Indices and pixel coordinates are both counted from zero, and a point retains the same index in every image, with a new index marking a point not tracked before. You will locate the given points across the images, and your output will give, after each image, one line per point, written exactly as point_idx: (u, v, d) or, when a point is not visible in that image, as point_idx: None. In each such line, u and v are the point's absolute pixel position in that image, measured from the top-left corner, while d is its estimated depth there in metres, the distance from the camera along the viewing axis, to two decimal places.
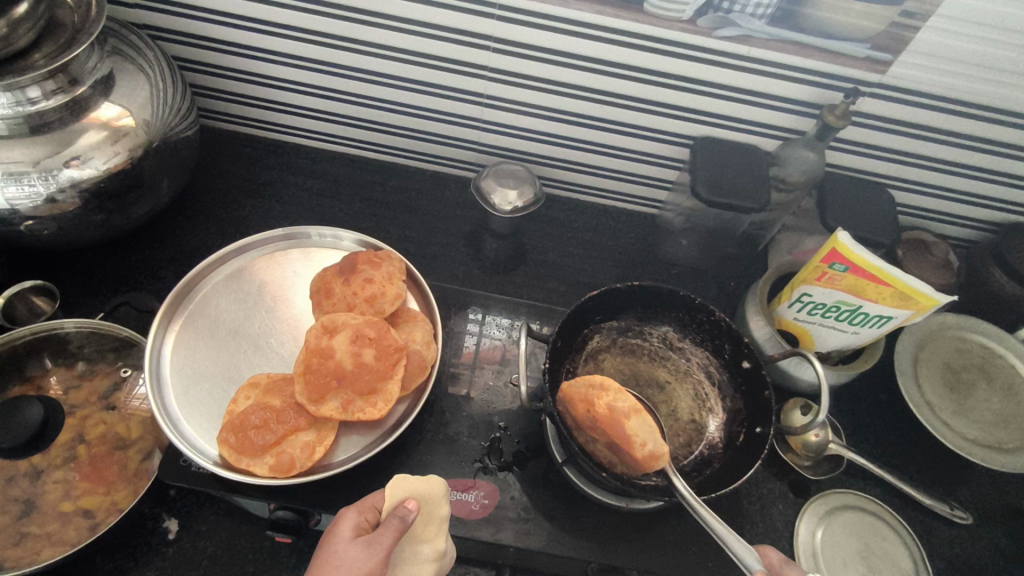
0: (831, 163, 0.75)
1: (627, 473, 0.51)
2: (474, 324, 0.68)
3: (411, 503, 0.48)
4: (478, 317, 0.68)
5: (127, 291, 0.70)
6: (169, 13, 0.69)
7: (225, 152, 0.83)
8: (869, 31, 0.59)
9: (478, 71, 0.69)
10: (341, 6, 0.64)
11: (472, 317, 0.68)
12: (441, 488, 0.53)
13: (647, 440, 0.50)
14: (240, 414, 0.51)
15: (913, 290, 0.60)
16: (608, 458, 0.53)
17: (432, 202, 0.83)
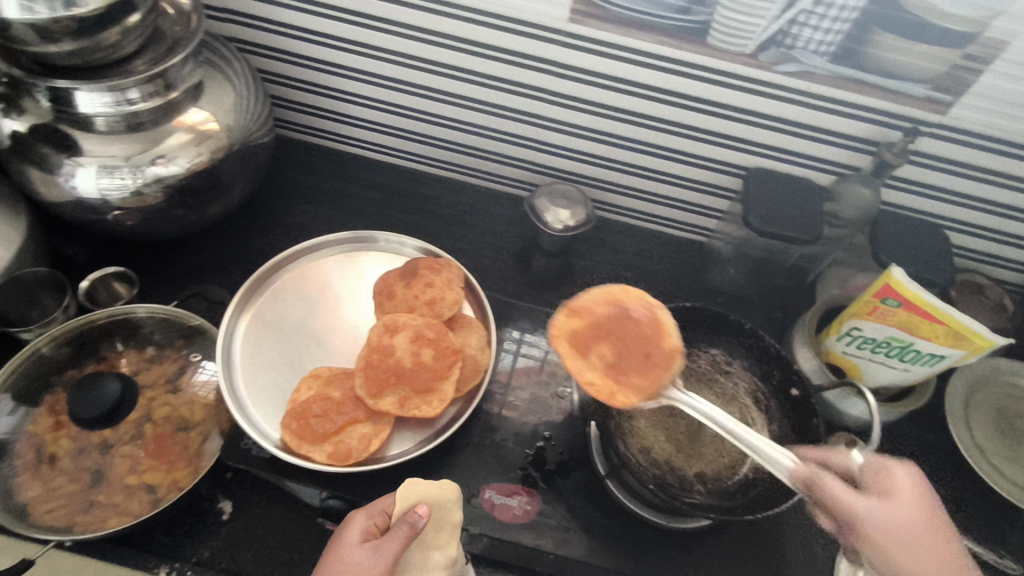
0: (886, 201, 0.75)
1: (632, 389, 0.54)
2: (521, 338, 0.69)
3: (421, 510, 0.49)
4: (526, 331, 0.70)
5: (197, 283, 0.75)
6: (259, 29, 0.74)
7: (294, 159, 0.87)
8: (931, 72, 0.60)
9: (541, 94, 0.73)
10: (420, 29, 0.69)
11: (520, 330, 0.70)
12: (454, 494, 0.53)
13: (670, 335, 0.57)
14: (304, 403, 0.54)
15: (967, 329, 0.61)
16: (604, 389, 0.54)
17: (485, 218, 0.86)
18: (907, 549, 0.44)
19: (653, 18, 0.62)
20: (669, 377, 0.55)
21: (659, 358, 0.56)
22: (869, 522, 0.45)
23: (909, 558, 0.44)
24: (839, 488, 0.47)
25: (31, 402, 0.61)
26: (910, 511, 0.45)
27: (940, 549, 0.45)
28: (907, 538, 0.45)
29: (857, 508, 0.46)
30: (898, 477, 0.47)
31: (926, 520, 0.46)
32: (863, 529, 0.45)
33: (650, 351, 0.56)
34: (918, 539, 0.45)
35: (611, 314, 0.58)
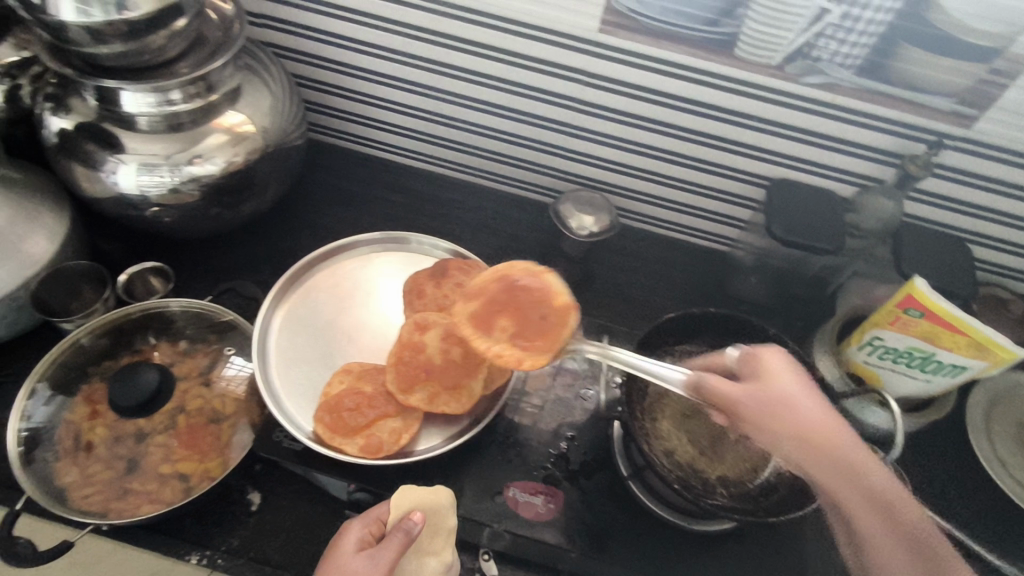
0: (908, 213, 0.76)
1: (542, 351, 0.53)
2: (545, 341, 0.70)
3: (414, 517, 0.49)
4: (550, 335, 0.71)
5: (229, 280, 0.76)
6: (296, 36, 0.76)
7: (324, 162, 0.89)
8: (956, 86, 0.61)
9: (568, 103, 0.74)
10: (453, 37, 0.71)
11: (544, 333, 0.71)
12: (445, 500, 0.54)
13: (562, 292, 0.56)
14: (336, 396, 0.56)
15: (989, 340, 0.62)
16: (513, 357, 0.52)
17: (510, 223, 0.87)
18: (792, 415, 0.51)
19: (682, 30, 0.63)
20: (571, 332, 0.54)
21: (556, 316, 0.55)
22: (750, 402, 0.52)
23: (796, 428, 0.50)
24: (720, 385, 0.53)
25: (69, 390, 0.63)
26: (779, 381, 0.52)
27: (817, 406, 0.52)
28: (785, 410, 0.51)
29: (737, 397, 0.52)
30: (762, 360, 0.54)
31: (795, 385, 0.53)
32: (742, 411, 0.52)
33: (545, 311, 0.55)
34: (795, 408, 0.51)
35: (499, 288, 0.57)
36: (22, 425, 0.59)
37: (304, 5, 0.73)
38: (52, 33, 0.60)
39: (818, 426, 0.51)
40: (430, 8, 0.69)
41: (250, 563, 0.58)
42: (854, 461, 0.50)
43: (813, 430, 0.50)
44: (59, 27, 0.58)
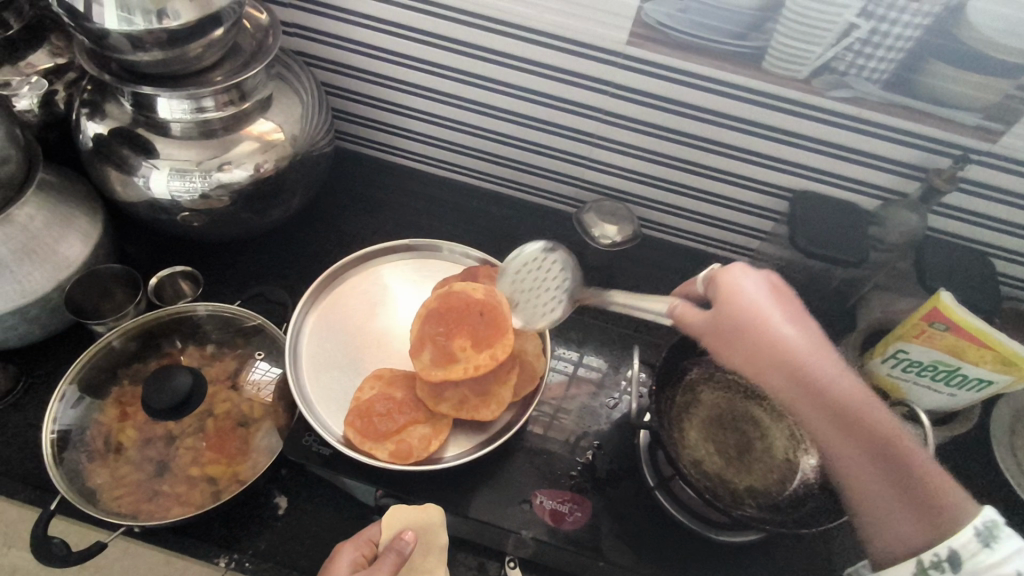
0: (931, 227, 0.76)
1: (503, 344, 0.56)
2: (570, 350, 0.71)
3: (408, 536, 0.52)
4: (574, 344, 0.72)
5: (256, 285, 0.77)
6: (326, 45, 0.78)
7: (348, 169, 0.90)
8: (983, 101, 0.61)
9: (593, 113, 0.75)
10: (482, 48, 0.72)
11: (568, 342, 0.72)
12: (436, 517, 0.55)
13: (475, 288, 0.59)
14: (367, 401, 0.56)
15: (1016, 356, 0.61)
16: (485, 361, 0.55)
17: (532, 231, 0.88)
18: (761, 336, 0.49)
19: (710, 43, 0.64)
20: (508, 315, 0.57)
21: (495, 323, 0.56)
22: (718, 325, 0.50)
23: (765, 352, 0.49)
24: (687, 311, 0.52)
25: (100, 392, 0.63)
26: (750, 298, 0.50)
27: (789, 327, 0.50)
28: (757, 334, 0.49)
29: (705, 323, 0.51)
30: (730, 277, 0.51)
31: (768, 304, 0.50)
32: (713, 334, 0.51)
33: (479, 310, 0.57)
34: (762, 331, 0.49)
35: (421, 323, 0.58)
36: (52, 427, 0.60)
37: (336, 16, 0.74)
38: (94, 40, 0.61)
39: (791, 351, 0.49)
40: (461, 19, 0.70)
41: (278, 566, 0.59)
42: (838, 395, 0.48)
43: (782, 354, 0.49)
44: (102, 34, 0.60)
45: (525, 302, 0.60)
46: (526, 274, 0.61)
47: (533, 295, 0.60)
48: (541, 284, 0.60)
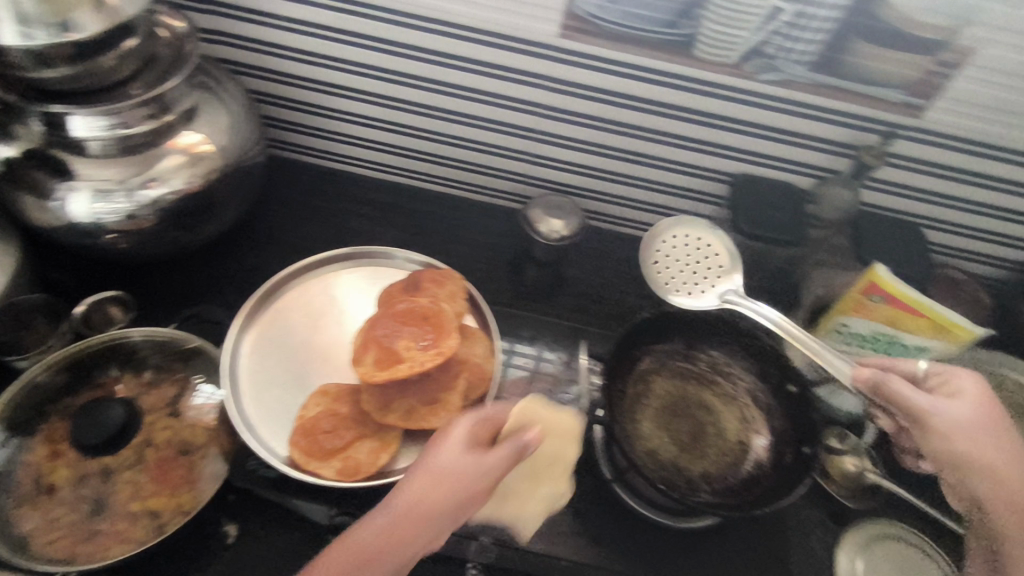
0: (865, 201, 0.78)
1: (452, 340, 0.55)
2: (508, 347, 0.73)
3: (530, 436, 0.50)
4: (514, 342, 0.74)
5: (193, 304, 0.74)
6: (252, 51, 0.75)
7: (284, 178, 0.87)
8: (905, 78, 0.63)
9: (532, 108, 0.74)
10: (416, 48, 0.70)
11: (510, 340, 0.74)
12: None
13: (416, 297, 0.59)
14: (312, 419, 0.55)
15: (951, 323, 0.65)
16: (437, 354, 0.54)
17: (479, 231, 0.87)
18: (962, 438, 0.57)
19: (642, 33, 0.64)
20: (451, 316, 0.57)
21: (439, 326, 0.56)
22: (926, 404, 0.58)
23: (969, 440, 0.56)
24: (896, 383, 0.59)
25: (27, 431, 0.60)
26: (961, 402, 0.58)
27: (999, 442, 0.56)
28: (966, 422, 0.57)
29: (914, 399, 0.58)
30: (957, 379, 0.59)
31: (978, 409, 0.57)
32: (917, 409, 0.58)
33: (422, 313, 0.57)
34: (970, 422, 0.57)
35: (362, 333, 0.57)
36: None
37: (261, 21, 0.71)
38: None
39: (993, 447, 0.56)
40: (393, 20, 0.68)
41: None
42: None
43: (986, 447, 0.56)
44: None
45: (671, 254, 0.77)
46: (701, 251, 0.76)
47: (680, 263, 0.77)
48: (700, 267, 0.76)
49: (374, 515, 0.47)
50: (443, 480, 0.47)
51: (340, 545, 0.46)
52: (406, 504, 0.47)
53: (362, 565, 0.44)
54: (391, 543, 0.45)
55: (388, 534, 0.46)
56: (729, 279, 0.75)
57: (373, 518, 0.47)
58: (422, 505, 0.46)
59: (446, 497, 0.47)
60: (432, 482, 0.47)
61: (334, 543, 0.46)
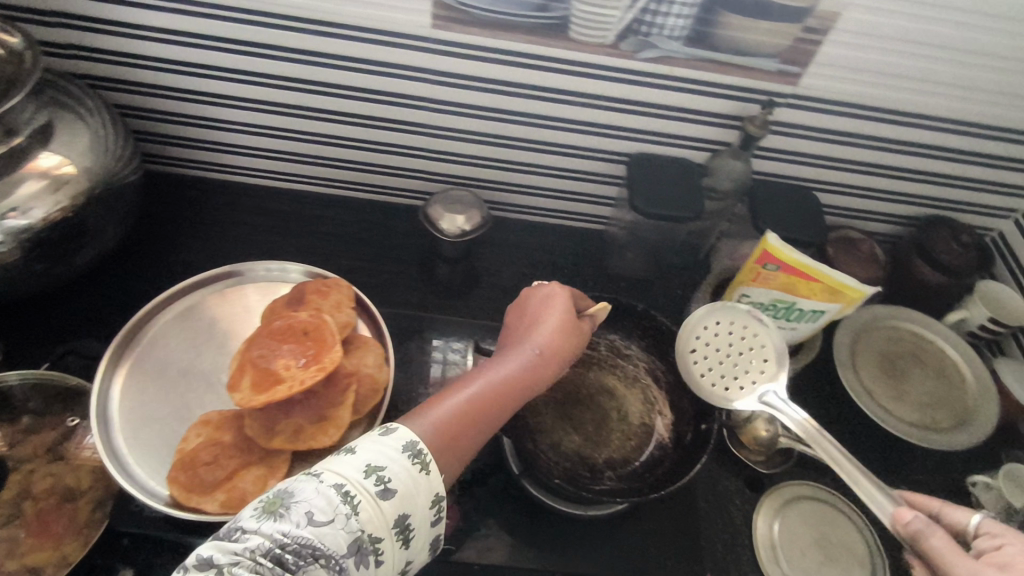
0: (758, 171, 0.79)
1: (334, 351, 0.53)
2: (439, 351, 0.73)
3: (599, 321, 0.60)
4: (442, 344, 0.73)
5: (74, 339, 0.69)
6: (110, 63, 0.70)
7: (170, 195, 0.82)
8: (776, 46, 0.63)
9: (418, 102, 0.72)
10: (287, 50, 0.67)
11: (437, 344, 0.73)
12: None
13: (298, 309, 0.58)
14: (192, 452, 0.52)
15: (841, 285, 0.64)
16: (318, 367, 0.52)
17: (382, 232, 0.85)
18: None
19: (513, 18, 0.62)
20: (334, 327, 0.55)
21: (320, 341, 0.54)
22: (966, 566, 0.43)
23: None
24: (939, 538, 0.45)
25: None
26: None
27: None
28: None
29: (954, 561, 0.44)
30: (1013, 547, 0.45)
31: None
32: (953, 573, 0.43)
33: (304, 328, 0.55)
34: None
35: (239, 355, 0.54)
36: None
37: (111, 30, 0.66)
38: None
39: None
40: (256, 21, 0.64)
41: None
42: None
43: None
44: None
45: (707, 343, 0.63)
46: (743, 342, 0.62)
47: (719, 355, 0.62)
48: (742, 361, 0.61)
49: (512, 356, 0.53)
50: (565, 337, 0.55)
51: (489, 381, 0.51)
52: (543, 350, 0.54)
53: (510, 396, 0.51)
54: (531, 379, 0.52)
55: (529, 374, 0.52)
56: (774, 379, 0.60)
57: (516, 357, 0.53)
58: (551, 353, 0.54)
59: (563, 353, 0.55)
60: (559, 337, 0.54)
61: (475, 380, 0.51)
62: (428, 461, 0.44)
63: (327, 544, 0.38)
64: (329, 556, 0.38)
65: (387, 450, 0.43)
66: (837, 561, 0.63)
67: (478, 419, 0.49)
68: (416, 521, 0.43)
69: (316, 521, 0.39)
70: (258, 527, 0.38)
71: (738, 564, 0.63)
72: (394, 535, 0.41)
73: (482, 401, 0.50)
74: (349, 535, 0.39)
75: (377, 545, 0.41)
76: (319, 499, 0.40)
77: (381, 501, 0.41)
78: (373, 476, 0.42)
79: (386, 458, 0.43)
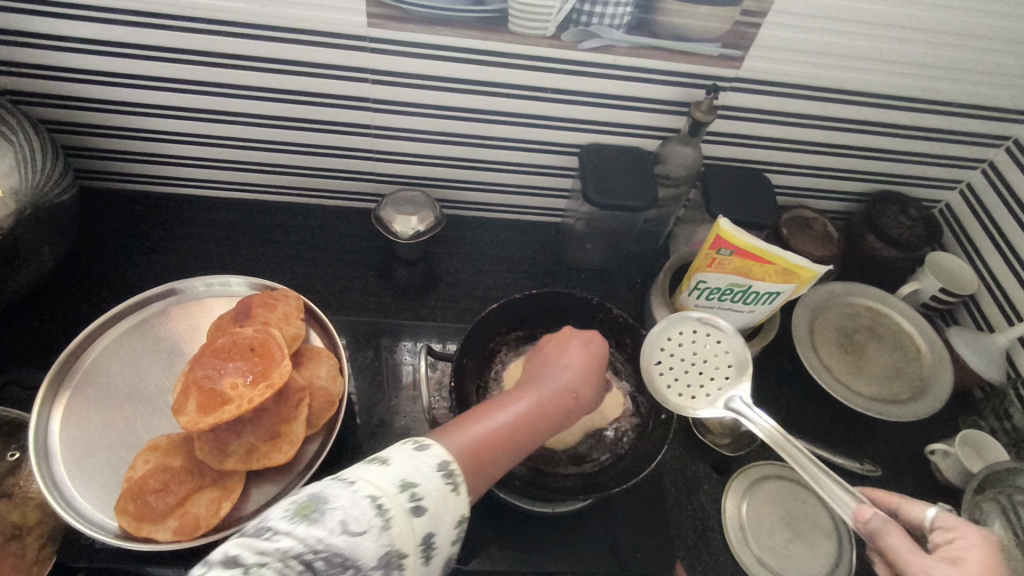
0: (709, 155, 0.79)
1: (283, 366, 0.52)
2: (410, 353, 0.72)
3: None
4: (410, 346, 0.73)
5: (12, 368, 0.66)
6: (31, 77, 0.66)
7: (110, 211, 0.79)
8: (717, 31, 0.63)
9: (361, 103, 0.70)
10: (218, 54, 0.64)
11: (406, 346, 0.73)
12: None
13: (247, 326, 0.56)
14: (138, 480, 0.50)
15: (795, 266, 0.64)
16: (268, 384, 0.50)
17: (336, 238, 0.83)
18: None
19: (451, 12, 0.61)
20: (281, 342, 0.54)
21: (268, 355, 0.53)
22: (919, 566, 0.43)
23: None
24: (896, 537, 0.45)
25: None
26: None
27: None
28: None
29: (913, 561, 0.44)
30: (965, 540, 0.45)
31: None
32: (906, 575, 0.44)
33: (252, 343, 0.53)
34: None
35: (186, 376, 0.52)
36: None
37: (30, 42, 0.63)
38: None
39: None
40: (182, 27, 0.62)
41: None
42: None
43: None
44: None
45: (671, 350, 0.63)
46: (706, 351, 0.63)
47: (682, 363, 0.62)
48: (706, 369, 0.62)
49: (543, 390, 0.53)
50: (594, 385, 0.56)
51: (532, 406, 0.51)
52: (573, 389, 0.54)
53: (540, 427, 0.51)
54: (560, 417, 0.52)
55: (566, 409, 0.53)
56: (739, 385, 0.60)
57: (547, 392, 0.53)
58: (579, 397, 0.54)
59: (589, 398, 0.55)
60: (588, 383, 0.56)
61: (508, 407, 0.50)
62: (460, 482, 0.42)
63: (359, 555, 0.36)
64: (358, 568, 0.36)
65: (422, 467, 0.41)
66: (805, 537, 0.63)
67: (511, 444, 0.48)
68: (441, 540, 0.40)
69: (351, 531, 0.36)
70: (291, 531, 0.36)
71: (709, 548, 0.63)
72: (419, 553, 0.39)
73: (516, 428, 0.49)
74: (379, 549, 0.36)
75: (402, 562, 0.38)
76: (355, 508, 0.37)
77: (413, 518, 0.38)
78: (408, 492, 0.39)
79: (420, 474, 0.40)
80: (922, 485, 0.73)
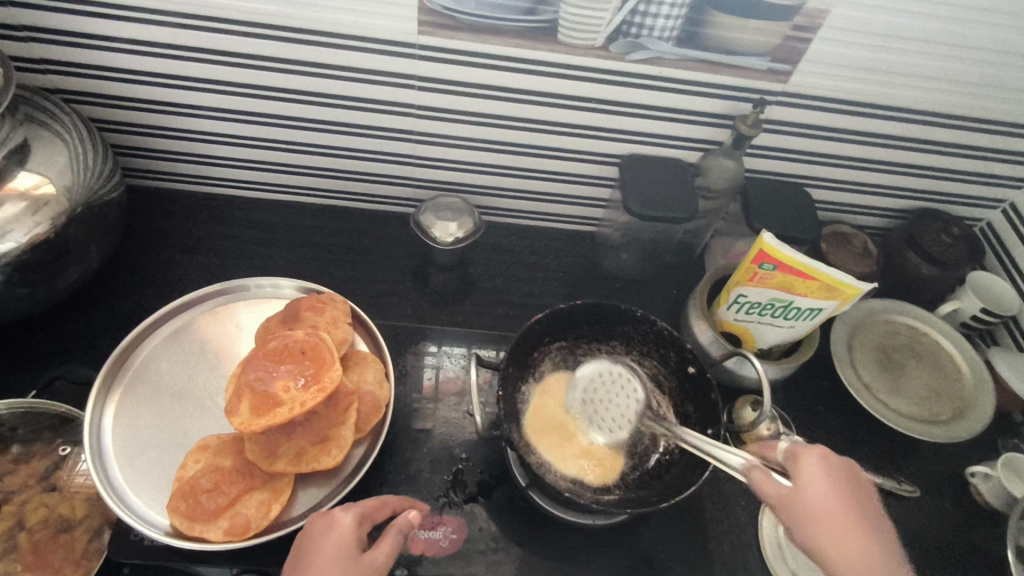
0: (750, 168, 0.79)
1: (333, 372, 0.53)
2: (431, 356, 0.72)
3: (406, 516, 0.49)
4: (433, 349, 0.72)
5: (60, 363, 0.67)
6: (86, 77, 0.67)
7: (154, 210, 0.81)
8: (768, 45, 0.63)
9: (406, 109, 0.71)
10: (266, 58, 0.65)
11: (429, 350, 0.72)
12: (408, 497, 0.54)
13: (297, 330, 0.57)
14: (190, 479, 0.51)
15: (840, 282, 0.63)
16: (319, 388, 0.51)
17: (374, 241, 0.84)
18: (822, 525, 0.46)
19: (500, 21, 0.61)
20: (331, 348, 0.55)
21: (319, 359, 0.53)
22: (801, 504, 0.47)
23: (844, 547, 0.45)
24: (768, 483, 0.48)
25: None
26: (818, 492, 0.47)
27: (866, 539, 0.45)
28: (831, 513, 0.46)
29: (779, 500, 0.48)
30: (809, 459, 0.49)
31: (836, 501, 0.47)
32: (799, 518, 0.47)
33: (302, 348, 0.54)
34: (837, 511, 0.46)
35: (237, 379, 0.53)
36: None
37: (87, 43, 0.64)
38: None
39: (863, 539, 0.45)
40: (234, 30, 0.63)
41: None
42: None
43: (860, 543, 0.45)
44: None
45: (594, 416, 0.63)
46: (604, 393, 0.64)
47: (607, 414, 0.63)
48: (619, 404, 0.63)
49: None
50: (343, 557, 0.45)
51: None
52: None
53: None
54: None
55: None
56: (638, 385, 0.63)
57: None
58: None
59: None
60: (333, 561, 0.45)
61: None
62: None
63: None
64: None
65: None
66: None
67: None
68: None
69: None
70: None
71: (746, 564, 0.63)
72: None
73: None
74: None
75: None
76: None
77: None
78: None
79: None
80: (963, 508, 0.72)
